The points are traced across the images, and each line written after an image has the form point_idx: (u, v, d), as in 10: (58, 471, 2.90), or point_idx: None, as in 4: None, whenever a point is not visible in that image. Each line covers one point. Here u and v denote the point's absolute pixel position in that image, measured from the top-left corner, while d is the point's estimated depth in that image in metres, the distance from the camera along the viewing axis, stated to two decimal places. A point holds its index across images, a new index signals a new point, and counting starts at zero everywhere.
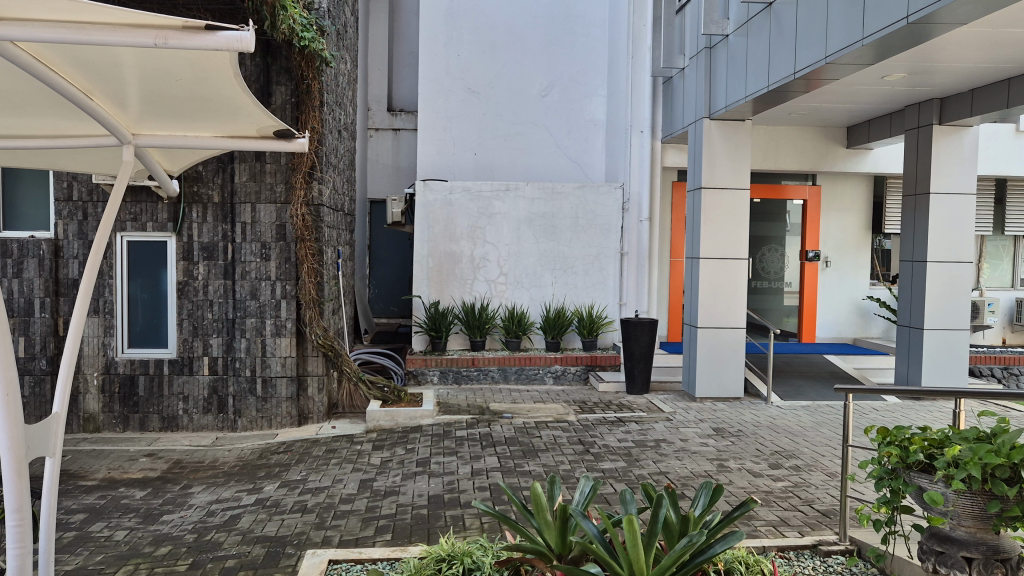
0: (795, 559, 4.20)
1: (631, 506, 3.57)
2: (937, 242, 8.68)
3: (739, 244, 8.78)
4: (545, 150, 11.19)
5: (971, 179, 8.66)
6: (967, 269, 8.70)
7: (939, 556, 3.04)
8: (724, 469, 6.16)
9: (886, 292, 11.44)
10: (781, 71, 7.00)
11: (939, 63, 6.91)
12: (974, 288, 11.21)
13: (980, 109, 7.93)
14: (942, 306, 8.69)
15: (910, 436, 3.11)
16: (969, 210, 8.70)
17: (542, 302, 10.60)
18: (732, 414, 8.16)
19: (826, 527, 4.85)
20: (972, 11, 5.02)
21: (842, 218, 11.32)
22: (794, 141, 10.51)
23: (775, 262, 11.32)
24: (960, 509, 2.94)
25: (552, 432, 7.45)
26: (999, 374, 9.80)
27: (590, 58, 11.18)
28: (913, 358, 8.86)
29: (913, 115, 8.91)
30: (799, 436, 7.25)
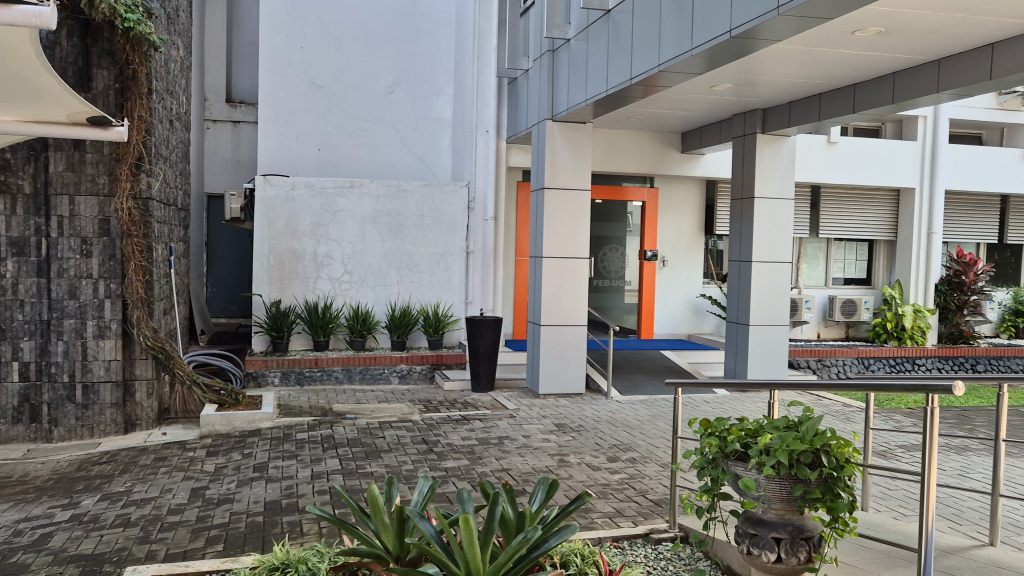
0: (628, 549, 4.36)
1: (468, 505, 3.56)
2: (761, 244, 9.27)
3: (580, 244, 9.01)
4: (391, 147, 11.05)
5: (789, 185, 9.33)
6: (786, 269, 9.36)
7: (753, 538, 3.20)
8: (564, 464, 6.30)
9: (717, 290, 12.13)
10: (618, 76, 7.24)
11: (762, 76, 7.38)
12: (793, 287, 12.07)
13: (797, 120, 8.54)
14: (765, 303, 9.30)
15: (729, 427, 3.32)
16: (787, 214, 9.36)
17: (386, 301, 10.47)
18: (574, 409, 8.37)
19: (657, 516, 5.06)
20: (788, 29, 5.38)
21: (677, 220, 11.87)
22: (632, 145, 10.93)
23: (616, 261, 11.72)
24: (770, 493, 3.13)
25: (395, 432, 7.36)
26: (814, 365, 10.58)
27: (437, 56, 11.15)
28: (740, 353, 9.42)
29: (740, 124, 9.47)
30: (635, 429, 7.53)
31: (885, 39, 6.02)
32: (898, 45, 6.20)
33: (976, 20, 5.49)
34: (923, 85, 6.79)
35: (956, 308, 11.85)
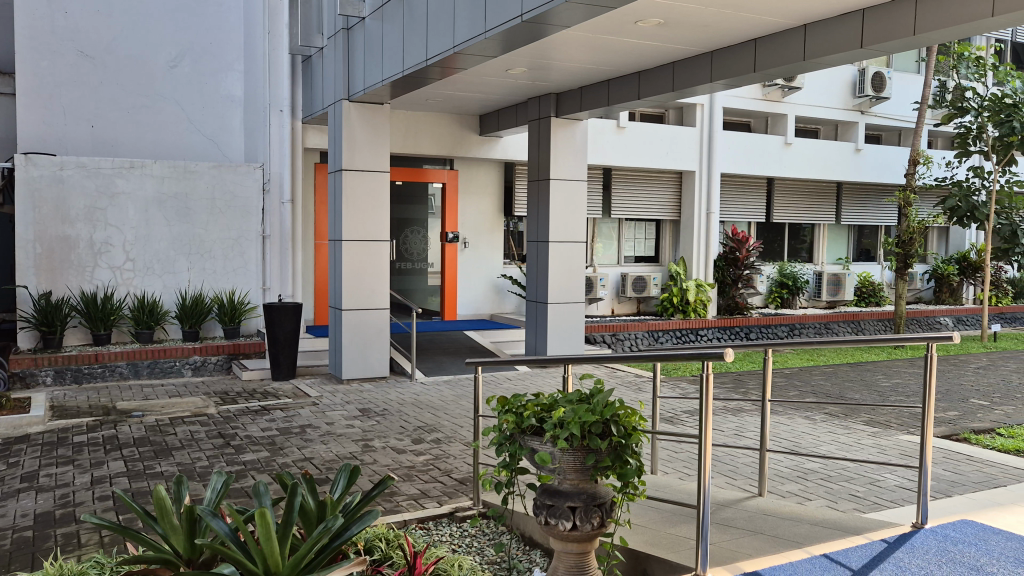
0: (433, 529, 4.40)
1: (265, 498, 3.37)
2: (557, 224, 9.61)
3: (380, 227, 8.90)
4: (176, 126, 10.31)
5: (581, 168, 9.72)
6: (580, 249, 9.77)
7: (550, 508, 3.29)
8: (368, 449, 6.21)
9: (518, 271, 12.47)
10: (414, 57, 7.19)
11: (554, 62, 7.61)
12: (588, 265, 12.62)
13: (588, 104, 8.89)
14: (561, 281, 9.67)
15: (525, 402, 3.42)
16: (580, 195, 9.76)
17: (176, 290, 9.82)
18: (378, 394, 8.29)
19: (462, 494, 5.12)
20: (576, 16, 5.58)
21: (477, 202, 12.01)
22: (432, 126, 10.92)
23: (418, 244, 11.68)
24: (565, 464, 3.25)
25: (188, 427, 6.93)
26: (609, 340, 11.16)
27: (224, 30, 10.51)
28: (540, 330, 9.74)
29: (535, 107, 9.71)
30: (439, 410, 7.58)
31: (665, 30, 6.40)
32: (676, 37, 6.60)
33: (742, 17, 5.97)
34: (698, 74, 7.28)
35: (732, 282, 12.96)
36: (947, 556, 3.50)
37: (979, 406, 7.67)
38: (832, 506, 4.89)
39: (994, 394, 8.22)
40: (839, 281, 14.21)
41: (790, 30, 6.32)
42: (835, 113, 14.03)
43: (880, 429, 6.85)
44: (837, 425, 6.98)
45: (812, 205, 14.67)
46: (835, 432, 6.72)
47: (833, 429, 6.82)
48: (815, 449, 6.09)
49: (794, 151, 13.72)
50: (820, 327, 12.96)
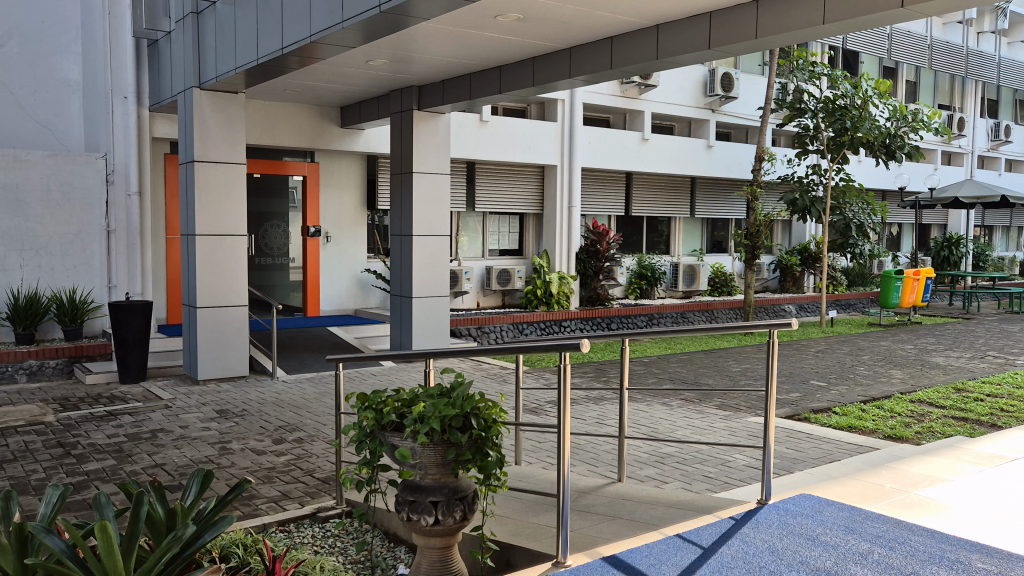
0: (294, 531, 4.27)
1: (107, 511, 3.16)
2: (420, 218, 9.54)
3: (235, 221, 8.55)
4: (4, 110, 9.36)
5: (444, 161, 9.70)
6: (444, 242, 9.75)
7: (411, 504, 3.26)
8: (226, 452, 5.97)
9: (382, 265, 12.30)
10: (269, 45, 6.95)
11: (416, 54, 7.55)
12: (453, 259, 12.62)
13: (450, 98, 8.88)
14: (426, 275, 9.63)
15: (385, 398, 3.38)
16: (443, 189, 9.73)
17: (6, 290, 9.02)
18: (237, 394, 7.98)
19: (324, 494, 5.01)
20: (435, 9, 5.55)
21: (338, 196, 11.74)
22: (290, 117, 10.59)
23: (278, 238, 11.32)
24: (426, 459, 3.24)
25: (23, 437, 6.43)
26: (474, 333, 11.19)
27: (57, 7, 9.62)
28: (405, 325, 9.67)
29: (396, 100, 9.59)
30: (302, 408, 7.38)
31: (524, 26, 6.47)
32: (535, 32, 6.69)
33: (598, 15, 6.11)
34: (557, 70, 7.42)
35: (593, 275, 13.30)
36: (787, 529, 3.72)
37: (818, 387, 8.23)
38: (687, 487, 5.11)
39: (830, 376, 8.84)
40: (694, 272, 14.88)
41: (643, 29, 6.54)
42: (688, 111, 14.64)
43: (730, 413, 7.22)
44: (691, 410, 7.30)
45: (667, 199, 15.27)
46: (690, 416, 7.03)
47: (688, 414, 7.14)
48: (670, 434, 6.35)
49: (651, 147, 14.22)
50: (676, 317, 13.48)
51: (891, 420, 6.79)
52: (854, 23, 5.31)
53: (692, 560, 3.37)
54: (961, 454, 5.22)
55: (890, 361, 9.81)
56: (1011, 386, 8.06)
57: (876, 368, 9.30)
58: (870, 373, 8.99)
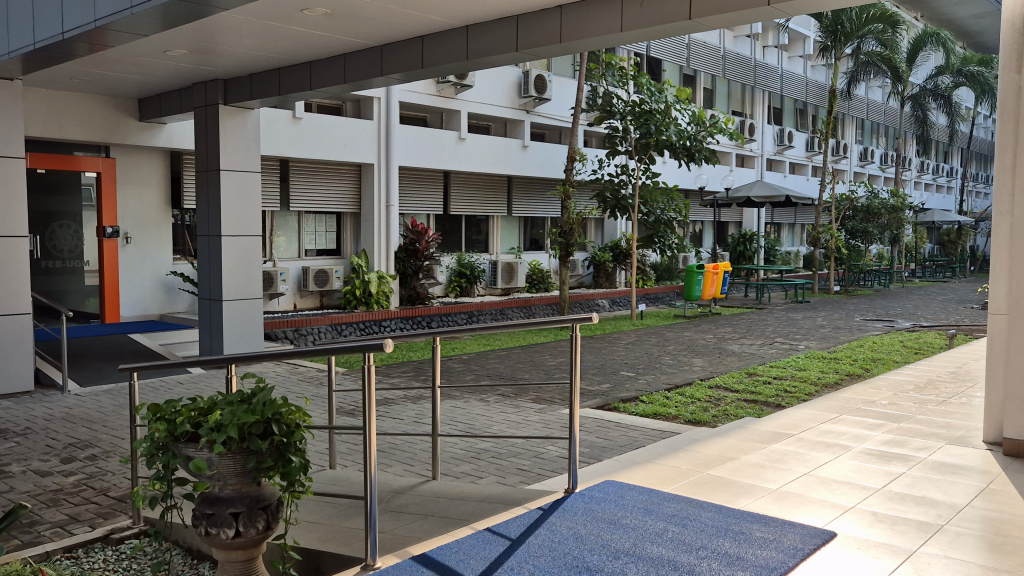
0: (84, 557, 3.95)
1: None
2: (229, 217, 9.12)
3: (13, 220, 7.79)
4: None
5: (253, 158, 9.32)
6: (256, 242, 9.38)
7: (210, 518, 3.09)
8: (4, 475, 5.42)
9: (189, 267, 11.66)
10: (48, 29, 6.37)
11: (219, 46, 7.21)
12: (266, 260, 12.15)
13: (258, 93, 8.54)
14: (236, 277, 9.21)
15: (179, 408, 3.19)
16: (253, 187, 9.34)
17: None
18: (20, 411, 7.27)
19: (120, 513, 4.67)
20: None
21: (139, 194, 10.99)
22: (80, 108, 9.78)
23: (68, 240, 10.38)
24: (224, 470, 3.09)
25: None
26: (291, 335, 10.82)
27: None
28: (215, 329, 9.22)
29: (200, 93, 9.10)
30: (96, 423, 6.85)
31: (333, 22, 6.33)
32: (345, 29, 6.56)
33: (408, 14, 6.09)
34: (368, 68, 7.32)
35: (413, 273, 13.24)
36: (591, 515, 3.89)
37: (626, 377, 8.66)
38: (501, 481, 5.21)
39: (638, 366, 9.32)
40: (511, 269, 15.19)
41: (453, 29, 6.59)
42: (503, 111, 14.93)
43: (545, 405, 7.45)
44: (507, 405, 7.47)
45: (485, 198, 15.52)
46: (506, 411, 7.18)
47: (504, 408, 7.28)
48: (486, 430, 6.45)
49: (467, 146, 14.37)
50: (495, 313, 13.64)
51: (691, 405, 7.27)
52: (648, 32, 5.64)
53: (500, 552, 3.43)
54: (749, 434, 5.65)
55: (692, 350, 10.51)
56: (794, 368, 8.84)
57: (679, 357, 9.91)
58: (674, 362, 9.57)
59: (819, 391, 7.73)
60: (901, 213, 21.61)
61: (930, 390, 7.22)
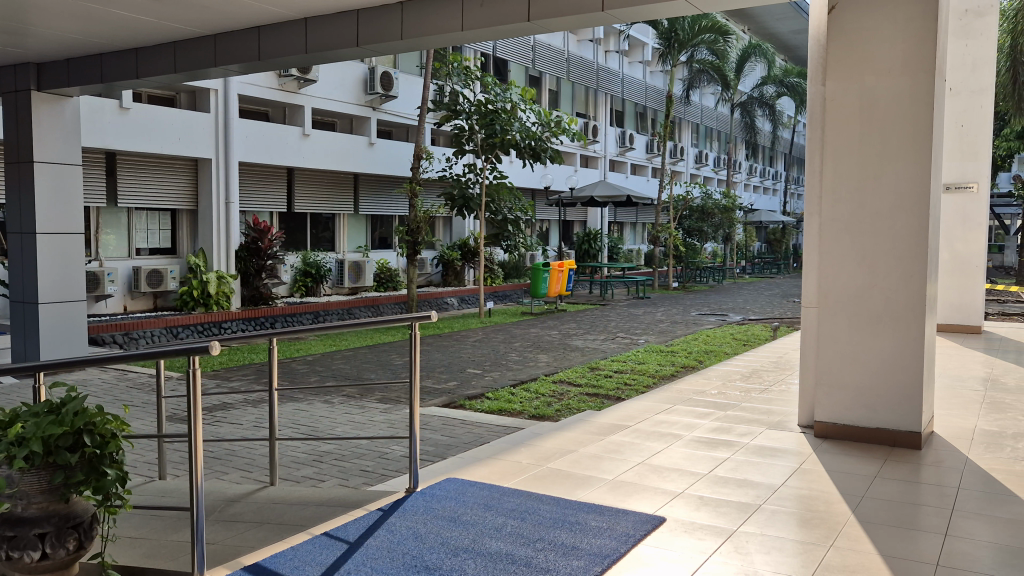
0: None
1: None
2: (45, 213, 8.44)
3: None
4: None
5: (73, 150, 8.68)
6: (77, 240, 8.74)
7: (12, 541, 2.85)
8: None
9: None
10: None
11: (30, 27, 6.65)
12: (91, 260, 11.37)
13: (78, 79, 7.95)
14: (54, 278, 8.54)
15: None
16: (73, 181, 8.70)
17: None
18: None
19: None
20: None
21: None
22: None
23: None
24: (27, 488, 2.85)
25: None
26: (120, 339, 10.15)
27: None
28: (30, 334, 8.51)
29: (10, 78, 8.37)
30: None
31: (160, 8, 5.99)
32: (174, 15, 6.22)
33: (243, 3, 5.86)
34: (200, 57, 6.98)
35: (255, 273, 12.74)
36: (431, 513, 3.89)
37: (473, 374, 8.73)
38: (343, 484, 5.11)
39: (485, 363, 9.42)
40: (359, 268, 14.94)
41: (291, 22, 6.41)
42: (348, 107, 14.68)
43: (390, 405, 7.38)
44: (352, 406, 7.34)
45: (332, 196, 15.21)
46: (350, 412, 7.06)
47: (349, 409, 7.16)
48: (329, 432, 6.31)
49: (312, 142, 14.00)
50: (342, 313, 13.35)
51: (536, 400, 7.42)
52: (488, 31, 5.70)
53: (337, 556, 3.37)
54: (589, 427, 5.84)
55: (537, 346, 10.73)
56: (634, 362, 9.22)
57: (526, 353, 10.10)
58: (520, 359, 9.74)
59: (656, 383, 8.10)
60: (732, 213, 22.99)
61: (754, 378, 7.73)
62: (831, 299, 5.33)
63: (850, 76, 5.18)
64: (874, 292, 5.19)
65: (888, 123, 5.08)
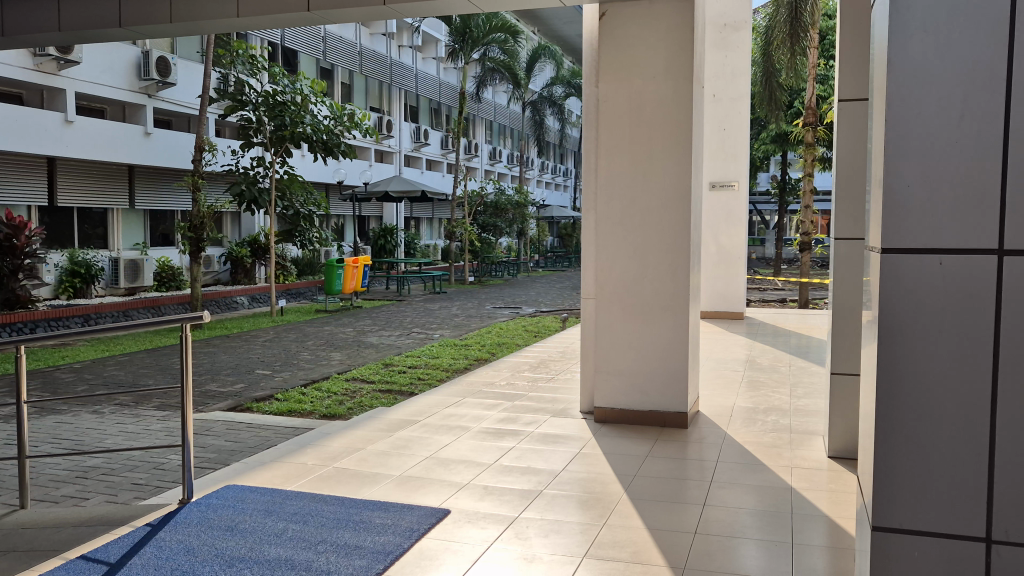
0: None
1: None
2: None
3: None
4: None
5: None
6: None
7: None
8: None
9: None
10: None
11: None
12: None
13: None
14: None
15: None
16: None
17: None
18: None
19: None
20: None
21: None
22: None
23: None
24: None
25: None
26: None
27: None
28: None
29: None
30: None
31: None
32: None
33: None
34: None
35: (10, 274, 11.37)
36: (205, 524, 3.69)
37: (261, 376, 8.39)
38: (110, 500, 4.72)
39: (275, 363, 9.09)
40: (137, 267, 13.88)
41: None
42: (119, 93, 13.64)
43: (169, 412, 6.92)
44: (125, 415, 6.81)
45: (103, 188, 14.04)
46: (123, 422, 6.55)
47: (121, 420, 6.62)
48: (97, 445, 5.81)
49: (77, 130, 12.85)
50: (117, 315, 12.33)
51: (327, 400, 7.25)
52: (264, 19, 5.48)
53: None
54: (379, 424, 5.79)
55: (330, 344, 10.52)
56: (427, 356, 9.27)
57: (318, 352, 9.85)
58: (312, 358, 9.49)
59: (449, 377, 8.19)
60: (524, 209, 23.75)
61: (541, 368, 8.02)
62: (606, 290, 5.63)
63: (620, 80, 5.48)
64: (644, 284, 5.55)
65: (654, 125, 5.44)
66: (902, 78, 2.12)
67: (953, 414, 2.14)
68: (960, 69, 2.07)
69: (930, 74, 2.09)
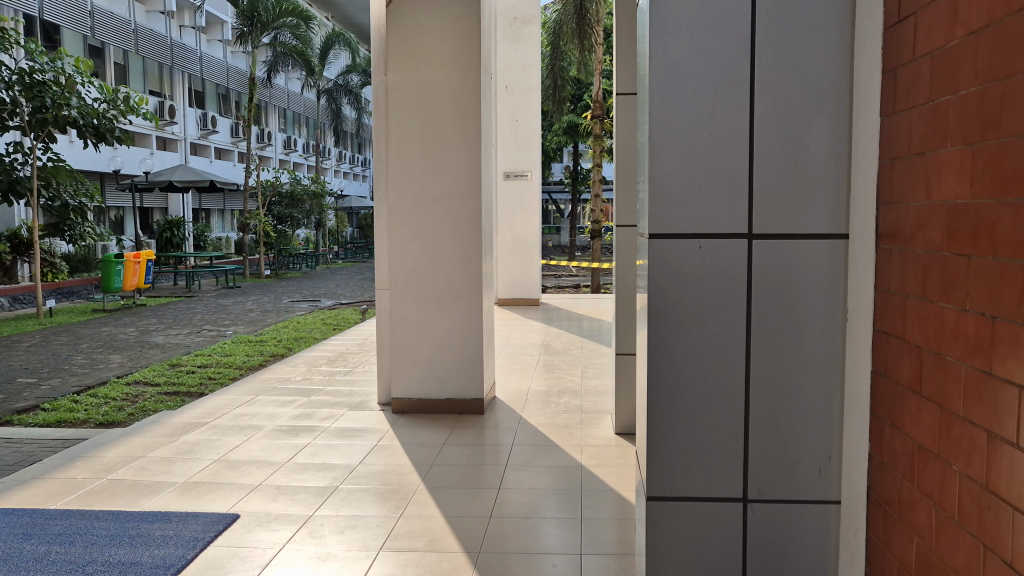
0: None
1: None
2: None
3: None
4: None
5: None
6: None
7: None
8: None
9: None
10: None
11: None
12: None
13: None
14: None
15: None
16: None
17: None
18: None
19: None
20: None
21: None
22: None
23: None
24: None
25: None
26: None
27: None
28: None
29: None
30: None
31: None
32: None
33: None
34: None
35: None
36: None
37: (25, 385, 7.57)
38: None
39: (41, 371, 8.24)
40: None
41: None
42: None
43: None
44: None
45: None
46: None
47: None
48: None
49: None
50: None
51: (103, 407, 6.68)
52: None
53: None
54: (160, 429, 5.40)
55: (108, 346, 9.70)
56: (218, 355, 8.79)
57: (93, 356, 9.05)
58: (86, 362, 8.71)
59: (241, 375, 7.80)
60: (321, 199, 23.15)
61: (339, 362, 7.85)
62: (401, 280, 5.59)
63: (408, 68, 5.45)
64: (438, 273, 5.56)
65: (443, 115, 5.46)
66: (662, 74, 2.23)
67: (716, 387, 2.30)
68: (710, 68, 2.22)
69: (686, 71, 2.23)
